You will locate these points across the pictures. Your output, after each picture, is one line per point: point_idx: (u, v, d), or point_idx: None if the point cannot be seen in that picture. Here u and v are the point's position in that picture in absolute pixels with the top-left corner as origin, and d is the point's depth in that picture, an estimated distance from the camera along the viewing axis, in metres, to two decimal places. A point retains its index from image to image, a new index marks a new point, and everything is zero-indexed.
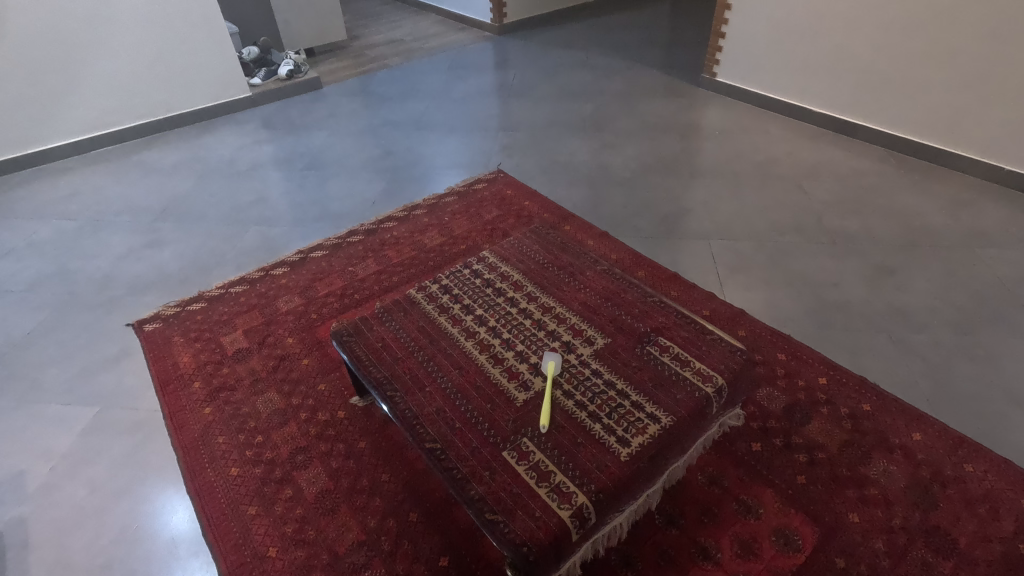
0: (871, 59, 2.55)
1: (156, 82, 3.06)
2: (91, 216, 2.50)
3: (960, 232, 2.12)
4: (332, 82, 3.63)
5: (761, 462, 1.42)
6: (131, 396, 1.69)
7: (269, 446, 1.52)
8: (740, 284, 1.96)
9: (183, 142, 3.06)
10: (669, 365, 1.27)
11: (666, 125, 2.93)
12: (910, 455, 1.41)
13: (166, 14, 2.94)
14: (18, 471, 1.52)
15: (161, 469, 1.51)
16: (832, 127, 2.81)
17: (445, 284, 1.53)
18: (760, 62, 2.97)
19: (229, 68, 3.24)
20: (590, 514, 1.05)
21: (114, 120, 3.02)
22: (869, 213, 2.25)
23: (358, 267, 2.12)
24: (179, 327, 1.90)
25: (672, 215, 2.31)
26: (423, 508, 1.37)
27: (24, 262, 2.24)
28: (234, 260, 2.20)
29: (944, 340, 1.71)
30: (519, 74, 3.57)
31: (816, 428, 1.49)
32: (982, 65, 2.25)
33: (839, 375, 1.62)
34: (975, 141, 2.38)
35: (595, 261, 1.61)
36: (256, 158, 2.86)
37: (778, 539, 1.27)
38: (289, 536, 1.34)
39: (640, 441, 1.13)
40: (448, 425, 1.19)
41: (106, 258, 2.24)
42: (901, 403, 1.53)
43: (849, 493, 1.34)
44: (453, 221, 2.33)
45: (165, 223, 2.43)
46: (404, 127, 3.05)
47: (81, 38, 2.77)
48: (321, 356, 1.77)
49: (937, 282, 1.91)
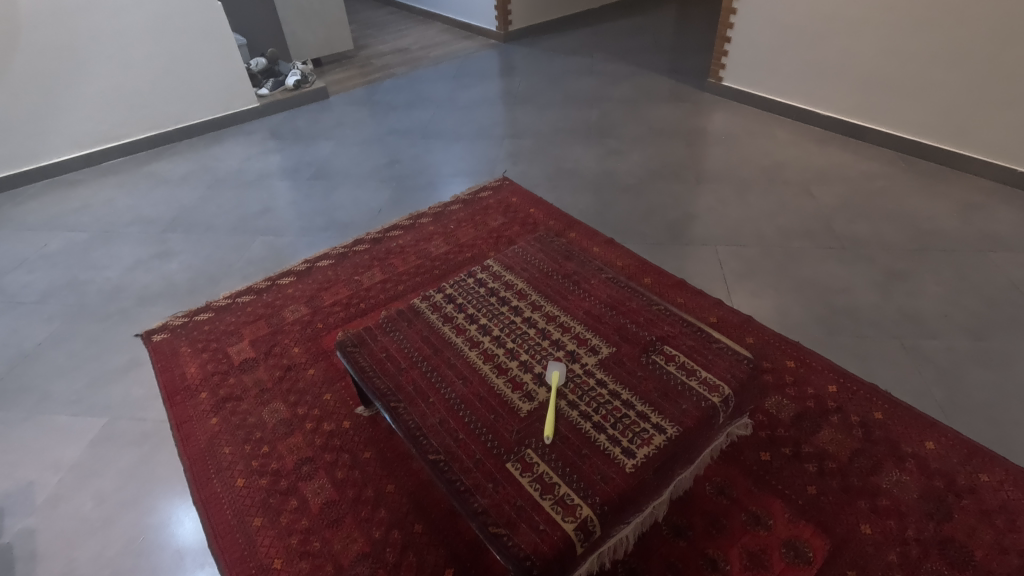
0: (879, 60, 2.52)
1: (165, 94, 3.10)
2: (102, 227, 2.53)
3: (972, 235, 2.09)
4: (339, 91, 3.66)
5: (769, 472, 1.40)
6: (139, 407, 1.71)
7: (275, 457, 1.52)
8: (749, 291, 1.94)
9: (192, 153, 3.09)
10: (675, 375, 1.26)
11: (672, 130, 2.92)
12: (923, 465, 1.38)
13: (173, 27, 2.98)
14: (27, 482, 1.53)
15: (168, 480, 1.51)
16: (840, 130, 2.78)
17: (449, 293, 1.53)
18: (766, 65, 2.96)
19: (237, 79, 3.28)
20: (594, 527, 1.04)
21: (124, 132, 3.06)
22: (879, 218, 2.21)
23: (364, 276, 2.13)
24: (186, 337, 1.92)
25: (678, 220, 2.30)
26: (428, 519, 1.37)
27: (36, 274, 2.27)
28: (241, 270, 2.22)
29: (957, 346, 1.68)
30: (524, 81, 3.58)
31: (826, 437, 1.46)
32: (991, 66, 2.23)
33: (849, 383, 1.59)
34: (986, 142, 2.35)
35: (600, 269, 1.60)
36: (264, 168, 2.89)
37: (788, 551, 1.25)
38: (294, 547, 1.33)
39: (645, 452, 1.12)
40: (452, 436, 1.19)
41: (116, 269, 2.27)
42: (913, 411, 1.51)
43: (861, 504, 1.32)
44: (458, 230, 2.33)
45: (174, 233, 2.45)
46: (410, 135, 3.07)
47: (90, 52, 2.81)
48: (327, 366, 1.77)
49: (949, 287, 1.88)
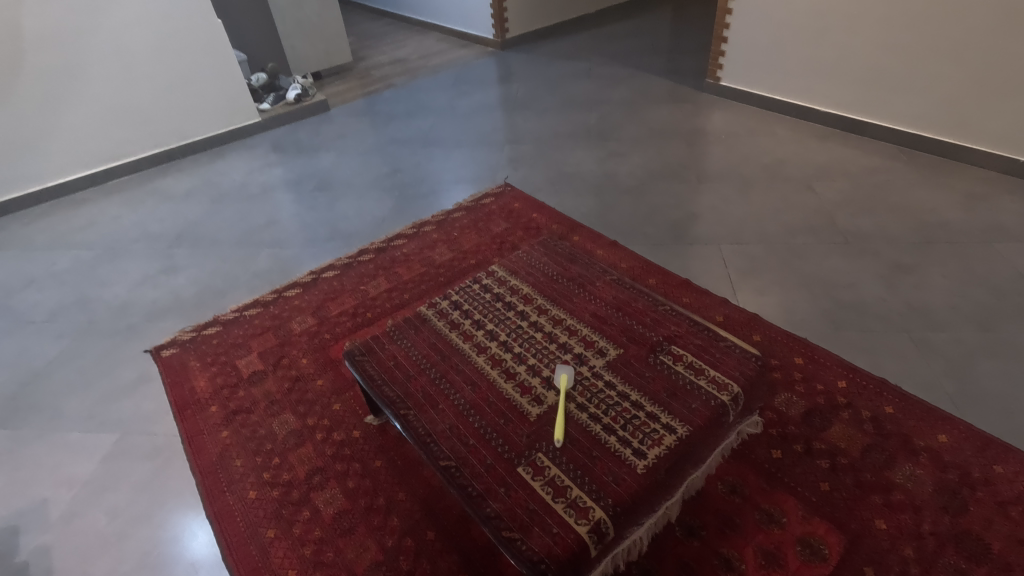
0: (877, 56, 2.53)
1: (168, 110, 3.13)
2: (108, 245, 2.55)
3: (976, 226, 2.09)
4: (339, 103, 3.69)
5: (782, 470, 1.39)
6: (150, 422, 1.71)
7: (286, 468, 1.53)
8: (754, 288, 1.94)
9: (196, 169, 3.11)
10: (683, 374, 1.26)
11: (671, 131, 2.93)
12: (936, 458, 1.38)
13: (176, 45, 3.02)
14: (41, 499, 1.54)
15: (181, 493, 1.52)
16: (840, 125, 2.78)
17: (455, 300, 1.54)
18: (764, 64, 2.96)
19: (239, 95, 3.32)
20: (608, 529, 1.03)
21: (130, 151, 3.09)
22: (881, 212, 2.21)
23: (369, 285, 2.14)
24: (195, 351, 1.93)
25: (681, 220, 2.30)
26: (440, 526, 1.37)
27: (45, 293, 2.29)
28: (247, 283, 2.23)
29: (966, 337, 1.68)
30: (522, 87, 3.60)
31: (837, 433, 1.46)
32: (990, 57, 2.22)
33: (859, 378, 1.58)
34: (987, 133, 2.34)
35: (605, 271, 1.60)
36: (267, 181, 2.91)
37: (803, 549, 1.24)
38: (308, 558, 1.34)
39: (656, 453, 1.11)
40: (462, 441, 1.19)
41: (124, 286, 2.29)
42: (924, 404, 1.50)
43: (875, 500, 1.31)
44: (461, 236, 2.34)
45: (181, 248, 2.47)
46: (411, 144, 3.09)
47: (95, 72, 2.85)
48: (335, 376, 1.78)
49: (955, 279, 1.87)
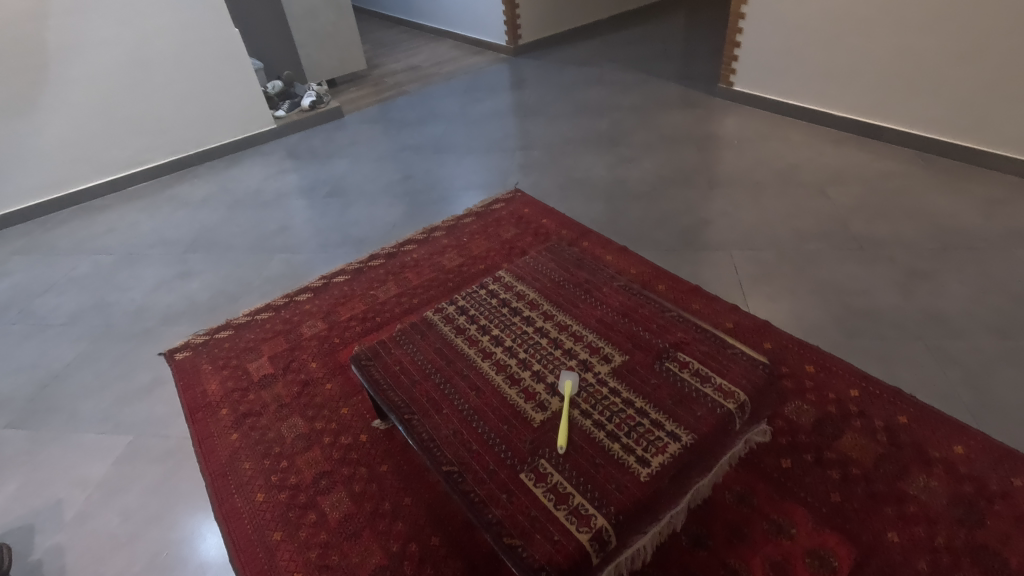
0: (891, 61, 2.50)
1: (187, 118, 3.19)
2: (127, 250, 2.61)
3: (996, 231, 2.04)
4: (353, 110, 3.74)
5: (791, 480, 1.37)
6: (163, 424, 1.74)
7: (293, 471, 1.54)
8: (765, 295, 1.92)
9: (213, 176, 3.17)
10: (689, 382, 1.24)
11: (684, 136, 2.91)
12: (951, 470, 1.34)
13: (196, 56, 3.10)
14: (56, 500, 1.57)
15: (192, 495, 1.54)
16: (856, 129, 2.74)
17: (461, 305, 1.54)
18: (778, 69, 2.94)
19: (255, 103, 3.38)
20: (610, 537, 1.02)
21: (150, 157, 3.16)
22: (898, 217, 2.17)
23: (379, 291, 2.15)
24: (207, 355, 1.95)
25: (692, 226, 2.28)
26: (444, 532, 1.36)
27: (65, 297, 2.35)
28: (259, 288, 2.26)
29: (984, 345, 1.64)
30: (534, 93, 3.61)
31: (849, 442, 1.43)
32: (1007, 60, 2.18)
33: (872, 387, 1.55)
34: (1006, 137, 2.29)
35: (612, 276, 1.59)
36: (281, 187, 2.95)
37: (811, 561, 1.22)
38: (312, 561, 1.34)
39: (660, 460, 1.10)
40: (465, 447, 1.19)
41: (140, 290, 2.33)
42: (939, 414, 1.47)
43: (887, 511, 1.28)
44: (471, 242, 2.35)
45: (196, 254, 2.51)
46: (423, 151, 3.11)
47: (118, 81, 2.93)
48: (343, 381, 1.79)
49: (974, 286, 1.83)
